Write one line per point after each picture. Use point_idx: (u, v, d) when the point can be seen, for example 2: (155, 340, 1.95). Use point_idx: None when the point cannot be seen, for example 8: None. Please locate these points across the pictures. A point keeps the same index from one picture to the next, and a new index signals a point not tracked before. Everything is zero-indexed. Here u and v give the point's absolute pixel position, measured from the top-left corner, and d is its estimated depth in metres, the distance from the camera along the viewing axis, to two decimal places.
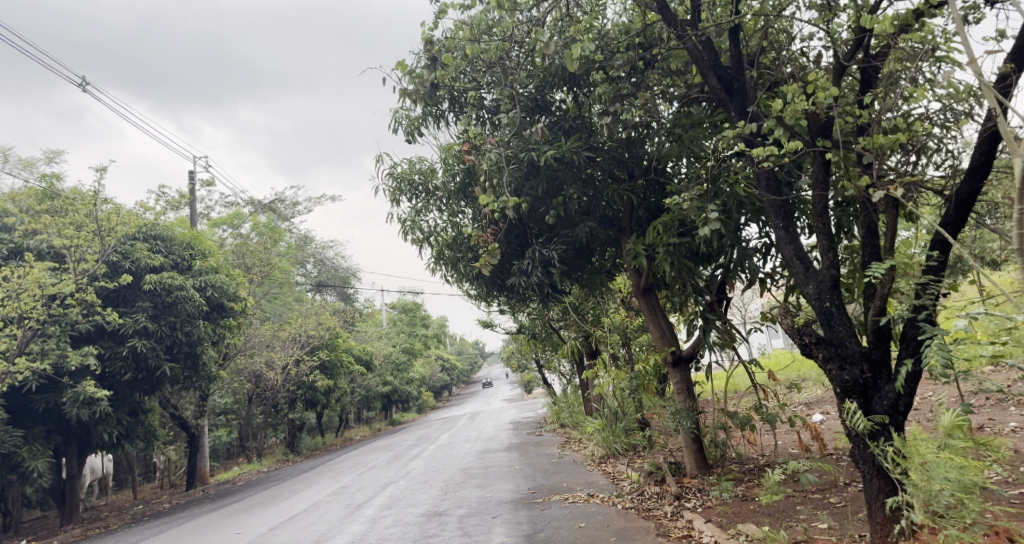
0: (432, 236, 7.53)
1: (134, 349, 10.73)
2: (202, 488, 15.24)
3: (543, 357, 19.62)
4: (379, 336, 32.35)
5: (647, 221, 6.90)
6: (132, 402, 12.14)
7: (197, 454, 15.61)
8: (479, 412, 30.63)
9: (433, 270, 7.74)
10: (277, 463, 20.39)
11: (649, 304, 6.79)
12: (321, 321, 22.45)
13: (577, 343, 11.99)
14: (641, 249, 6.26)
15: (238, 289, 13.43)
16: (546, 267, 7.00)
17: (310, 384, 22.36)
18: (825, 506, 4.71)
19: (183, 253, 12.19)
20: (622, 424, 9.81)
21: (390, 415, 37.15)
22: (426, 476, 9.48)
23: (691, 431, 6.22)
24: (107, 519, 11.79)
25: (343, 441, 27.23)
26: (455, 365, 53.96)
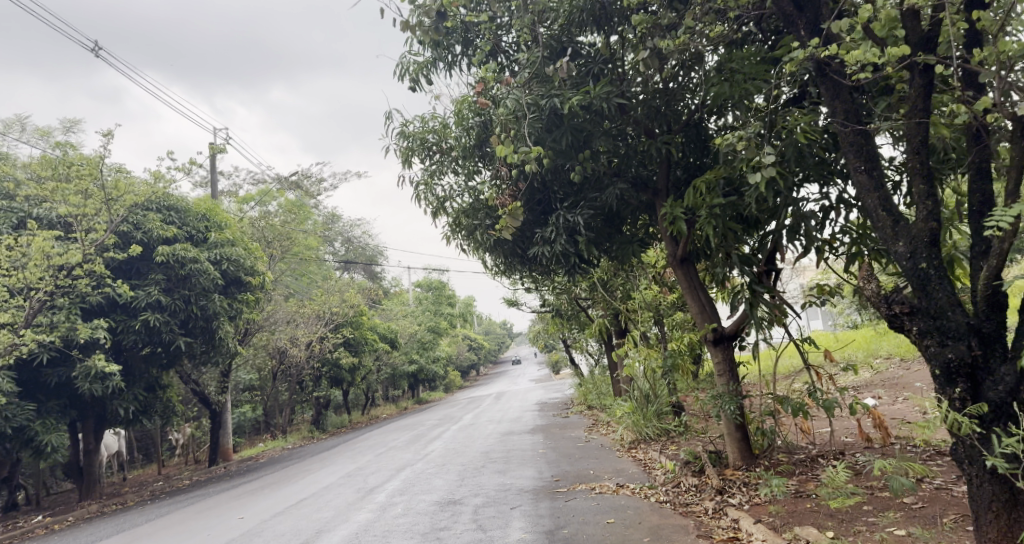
0: (447, 203, 6.94)
1: (147, 323, 10.43)
2: (224, 465, 15.10)
3: (569, 337, 19.04)
4: (405, 315, 32.12)
5: (685, 182, 6.20)
6: (149, 378, 11.90)
7: (219, 430, 15.47)
8: (506, 392, 30.29)
9: (449, 239, 7.17)
10: (301, 441, 20.27)
11: (687, 275, 6.08)
12: (344, 298, 22.18)
13: (606, 321, 11.37)
14: (680, 213, 5.56)
15: (256, 264, 13.10)
16: (571, 236, 6.37)
17: (334, 362, 22.16)
18: (898, 506, 4.05)
19: (198, 225, 11.84)
20: (654, 407, 9.17)
21: (417, 393, 37.08)
22: (445, 459, 9.01)
23: (735, 418, 5.57)
24: (126, 495, 11.64)
25: (369, 419, 27.13)
26: (482, 345, 53.80)
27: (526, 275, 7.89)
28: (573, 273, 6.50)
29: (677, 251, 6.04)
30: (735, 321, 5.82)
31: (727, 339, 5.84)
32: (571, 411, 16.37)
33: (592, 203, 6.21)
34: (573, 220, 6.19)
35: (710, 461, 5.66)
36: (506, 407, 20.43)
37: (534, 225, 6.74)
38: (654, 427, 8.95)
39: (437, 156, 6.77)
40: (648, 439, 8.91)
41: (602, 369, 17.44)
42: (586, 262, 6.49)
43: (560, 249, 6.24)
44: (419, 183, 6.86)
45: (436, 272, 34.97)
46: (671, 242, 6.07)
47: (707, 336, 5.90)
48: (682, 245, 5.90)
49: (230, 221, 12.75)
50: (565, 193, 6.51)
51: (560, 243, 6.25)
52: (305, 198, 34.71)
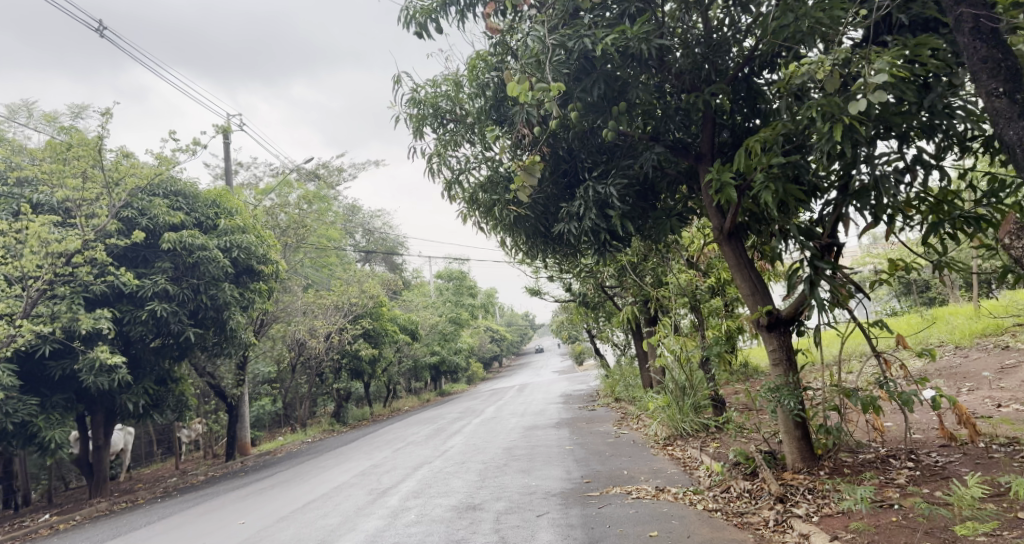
0: (463, 178, 6.29)
1: (154, 313, 9.98)
2: (241, 460, 14.72)
3: (595, 327, 18.34)
4: (426, 306, 31.69)
5: (731, 146, 5.47)
6: (160, 371, 11.49)
7: (237, 423, 15.10)
8: (530, 384, 29.71)
9: (465, 218, 6.53)
10: (322, 434, 19.90)
11: (734, 252, 5.34)
12: (364, 289, 21.73)
13: (635, 308, 10.68)
14: (728, 178, 4.79)
15: (269, 251, 12.64)
16: (602, 210, 5.70)
17: (355, 354, 21.75)
18: (1011, 527, 3.43)
19: (207, 211, 11.37)
20: (691, 400, 8.46)
21: (439, 386, 36.69)
22: (466, 456, 8.42)
23: (794, 415, 4.88)
24: (139, 492, 11.27)
25: (390, 412, 26.74)
26: (505, 337, 53.32)
27: (551, 258, 7.22)
28: (604, 254, 5.84)
29: (723, 224, 5.30)
30: (792, 304, 5.09)
31: (782, 324, 5.11)
32: (598, 404, 15.69)
33: (625, 173, 5.53)
34: (604, 194, 5.52)
35: (765, 463, 5.01)
36: (530, 399, 19.82)
37: (560, 200, 6.08)
38: (692, 422, 8.25)
39: (450, 124, 6.13)
40: (685, 435, 8.21)
41: (629, 360, 16.71)
42: (619, 242, 5.83)
43: (590, 227, 5.58)
44: (430, 156, 6.22)
45: (457, 263, 34.45)
46: (715, 214, 5.34)
47: (758, 322, 5.18)
48: (730, 217, 5.17)
49: (242, 207, 12.27)
50: (594, 162, 5.84)
51: (590, 219, 5.59)
52: (325, 189, 34.39)
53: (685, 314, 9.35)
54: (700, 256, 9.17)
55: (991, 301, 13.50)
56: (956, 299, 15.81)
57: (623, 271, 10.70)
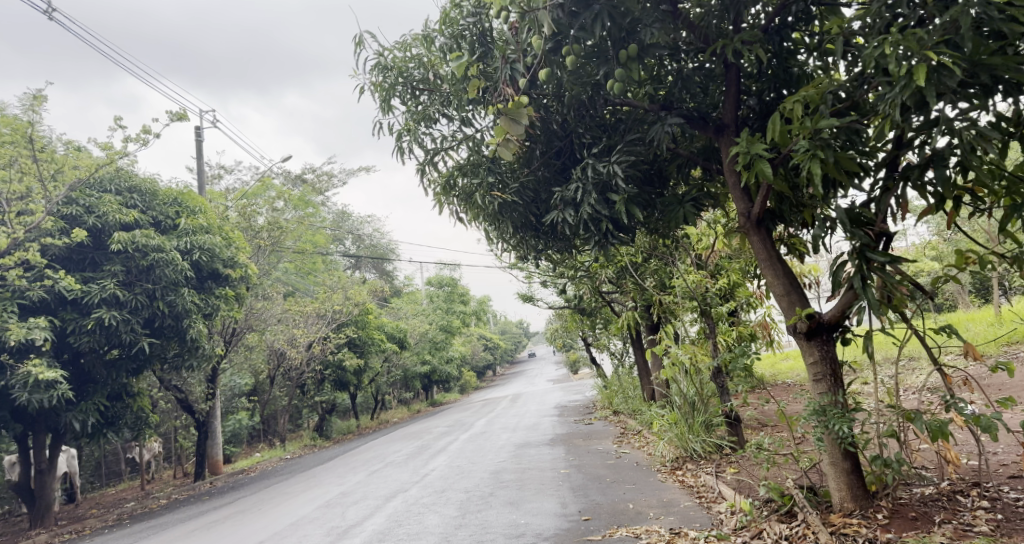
0: (438, 160, 5.33)
1: (101, 321, 8.96)
2: (210, 480, 13.66)
3: (590, 335, 17.44)
4: (416, 313, 30.75)
5: (759, 116, 4.55)
6: (114, 386, 10.45)
7: (206, 441, 14.04)
8: (523, 393, 28.84)
9: (440, 207, 5.58)
10: (302, 449, 18.84)
11: (763, 243, 4.38)
12: (348, 296, 20.79)
13: (635, 313, 9.77)
14: (762, 148, 3.84)
15: (237, 254, 11.70)
16: (603, 193, 4.81)
17: (339, 364, 20.76)
18: None
19: (166, 209, 10.37)
20: (703, 417, 7.49)
21: (431, 396, 35.65)
22: (447, 482, 7.43)
23: (843, 445, 3.94)
24: (89, 520, 10.21)
25: (378, 424, 25.68)
26: (498, 345, 52.40)
27: (544, 257, 6.31)
28: (607, 251, 4.91)
29: (750, 209, 4.35)
30: (836, 306, 4.13)
31: (823, 331, 4.17)
32: (595, 417, 14.73)
33: (630, 150, 4.65)
34: (606, 175, 4.63)
35: (806, 503, 4.08)
36: (522, 410, 18.86)
37: (552, 186, 5.18)
38: (703, 441, 7.32)
39: (423, 95, 5.22)
40: (696, 457, 7.26)
41: (628, 370, 15.79)
42: (624, 236, 4.92)
43: (591, 215, 4.67)
44: (399, 135, 5.27)
45: (448, 269, 33.57)
46: (738, 198, 4.39)
47: (795, 329, 4.22)
48: (758, 200, 4.22)
49: (207, 205, 11.29)
50: (593, 138, 4.94)
51: (590, 206, 4.69)
52: (311, 193, 33.45)
53: (694, 318, 8.46)
54: (707, 254, 8.30)
55: (1009, 306, 12.73)
56: (971, 303, 14.96)
57: (623, 273, 9.79)
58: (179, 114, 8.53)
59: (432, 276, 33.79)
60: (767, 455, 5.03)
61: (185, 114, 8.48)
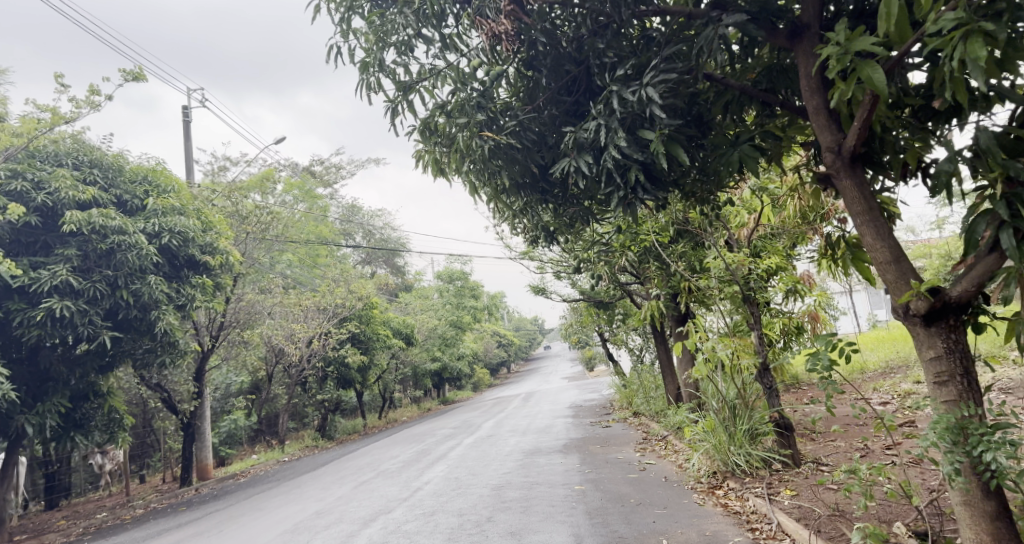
0: (413, 93, 4.07)
1: (52, 313, 7.89)
2: (195, 488, 12.65)
3: (606, 329, 16.27)
4: (425, 308, 29.71)
5: (850, 18, 3.32)
6: (78, 385, 9.41)
7: (192, 444, 13.04)
8: (536, 391, 27.71)
9: (418, 159, 4.40)
10: (302, 451, 17.79)
11: (861, 191, 3.14)
12: (351, 290, 19.82)
13: (660, 301, 8.61)
14: (875, 43, 2.62)
15: (217, 239, 10.67)
16: (633, 131, 3.65)
17: (342, 361, 19.74)
18: None
19: (133, 188, 9.32)
20: (748, 426, 6.21)
21: (442, 393, 34.68)
22: (438, 501, 6.26)
23: (990, 483, 2.71)
24: (49, 535, 9.18)
25: (386, 423, 24.70)
26: (512, 342, 51.42)
27: (552, 230, 5.10)
28: (634, 211, 3.73)
29: (841, 144, 3.12)
30: (971, 276, 2.87)
31: (950, 313, 2.91)
32: (613, 418, 13.55)
33: (669, 68, 3.50)
34: (637, 103, 3.48)
35: None
36: (535, 410, 17.67)
37: (564, 126, 3.98)
38: (748, 451, 6.06)
39: (392, 10, 4.04)
40: (739, 473, 6.00)
41: (648, 366, 14.59)
42: (657, 191, 3.75)
43: (617, 156, 3.51)
44: (363, 61, 4.07)
45: (458, 262, 32.55)
46: (824, 130, 3.17)
47: (907, 310, 2.98)
48: (855, 127, 2.99)
49: (183, 185, 10.24)
50: (617, 58, 3.79)
51: (616, 145, 3.53)
52: (316, 185, 32.55)
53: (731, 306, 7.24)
54: (745, 233, 7.10)
55: None
56: None
57: (644, 258, 8.59)
58: (134, 73, 7.42)
59: (442, 270, 32.77)
60: (856, 484, 3.81)
61: (141, 73, 7.38)
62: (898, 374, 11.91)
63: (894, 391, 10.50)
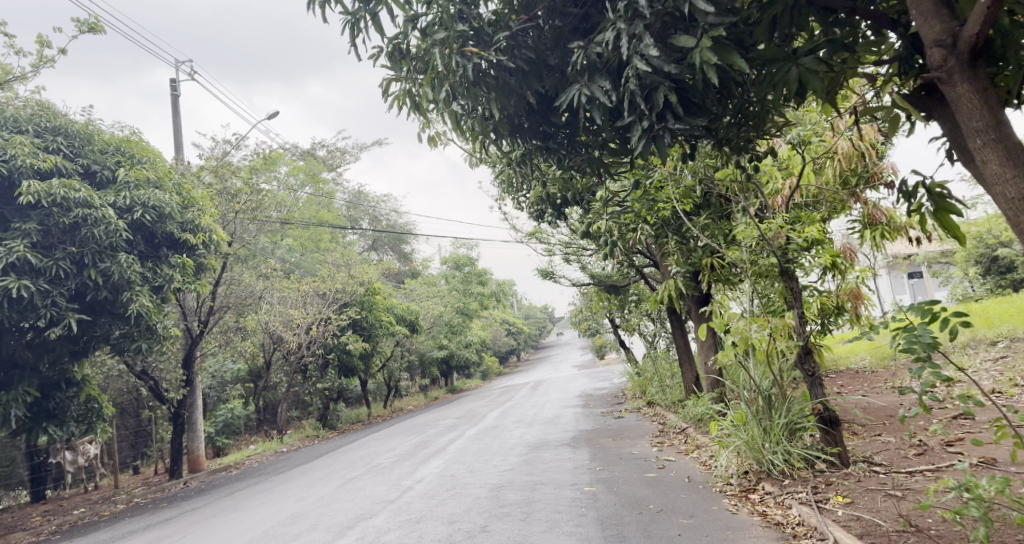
0: (379, 4, 3.25)
1: (8, 295, 7.11)
2: (184, 481, 12.02)
3: (617, 314, 15.46)
4: (430, 294, 28.97)
5: None
6: (47, 374, 8.71)
7: (180, 434, 12.40)
8: (543, 380, 27.00)
9: (388, 93, 3.58)
10: (302, 441, 17.13)
11: (980, 99, 2.41)
12: (352, 274, 19.12)
13: (678, 279, 7.81)
14: None
15: (199, 216, 9.95)
16: (664, 39, 2.87)
17: (343, 348, 19.06)
18: None
19: (103, 157, 8.58)
20: (786, 420, 5.37)
21: (450, 382, 34.06)
22: (428, 506, 5.50)
23: None
24: (18, 535, 8.52)
25: (391, 411, 24.10)
26: (522, 330, 50.77)
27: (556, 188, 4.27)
28: (661, 146, 2.92)
29: (956, 34, 2.41)
30: None
31: None
32: (626, 407, 12.78)
33: None
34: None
35: None
36: (543, 400, 16.90)
37: (569, 44, 3.18)
38: (787, 448, 5.24)
39: None
40: (776, 474, 5.17)
41: (662, 352, 13.79)
42: (693, 121, 2.94)
43: (646, 69, 2.70)
44: None
45: (464, 248, 31.79)
46: (929, 21, 2.48)
47: None
48: (981, 8, 2.30)
49: (161, 157, 9.50)
50: None
51: (645, 55, 2.73)
52: (320, 170, 31.81)
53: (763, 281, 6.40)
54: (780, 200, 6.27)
55: None
56: None
57: (663, 232, 7.76)
58: (91, 25, 6.69)
59: (448, 256, 32.03)
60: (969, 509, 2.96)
61: (97, 24, 6.65)
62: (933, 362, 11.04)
63: (933, 381, 9.64)
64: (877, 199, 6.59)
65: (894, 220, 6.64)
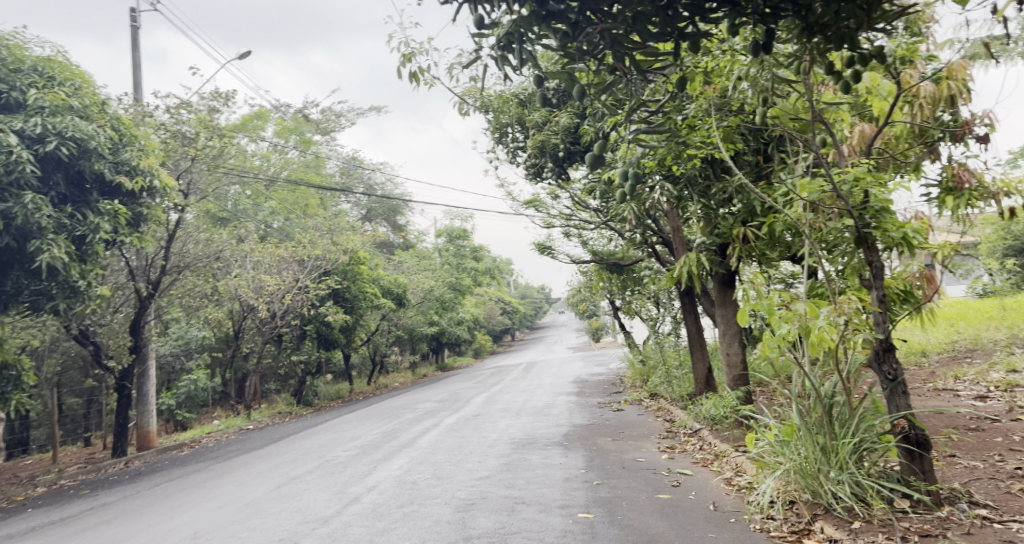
0: None
1: None
2: (127, 461, 10.71)
3: (619, 296, 14.08)
4: (421, 267, 27.56)
5: None
6: None
7: (125, 409, 11.05)
8: (536, 362, 25.69)
9: None
10: (271, 417, 15.80)
11: None
12: (335, 241, 17.68)
13: (703, 254, 6.50)
14: None
15: (139, 157, 8.47)
16: None
17: (322, 320, 17.70)
18: None
19: (13, 76, 7.09)
20: (858, 441, 3.98)
21: (441, 359, 32.88)
22: (368, 535, 4.14)
23: None
24: None
25: (375, 388, 22.85)
26: (518, 309, 49.46)
27: (569, 88, 2.85)
28: None
29: None
30: None
31: None
32: (626, 399, 11.43)
33: None
34: None
35: None
36: (533, 385, 15.58)
37: None
38: (856, 477, 3.88)
39: None
40: (840, 513, 3.81)
41: (668, 339, 12.43)
42: None
43: None
44: None
45: (459, 220, 30.36)
46: None
47: None
48: None
49: (91, 83, 7.99)
50: None
51: None
52: (312, 131, 30.16)
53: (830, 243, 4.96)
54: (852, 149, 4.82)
55: None
56: None
57: (685, 196, 6.41)
58: None
59: (442, 228, 30.55)
60: None
61: None
62: (980, 363, 9.67)
63: (988, 385, 8.25)
64: (965, 157, 5.17)
65: (984, 185, 5.23)
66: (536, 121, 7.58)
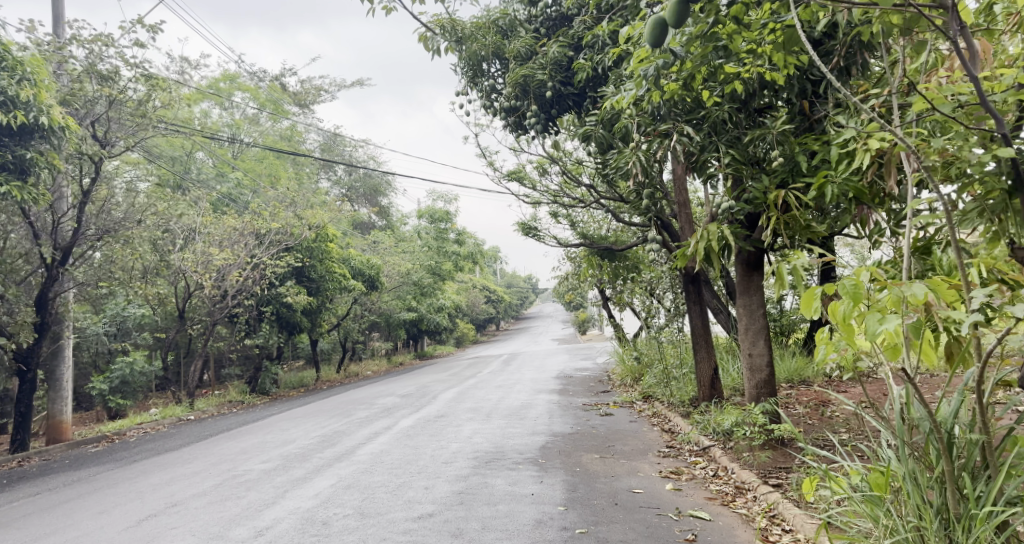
0: None
1: None
2: (26, 456, 9.06)
3: (610, 284, 12.57)
4: (398, 249, 25.81)
5: None
6: None
7: (25, 397, 9.45)
8: (519, 354, 24.13)
9: None
10: (218, 407, 14.14)
11: None
12: (299, 215, 16.01)
13: (726, 224, 4.93)
14: None
15: (21, 87, 6.91)
16: None
17: (282, 301, 16.03)
18: None
19: None
20: (1001, 507, 2.45)
21: (419, 347, 31.28)
22: None
23: None
24: None
25: (345, 376, 21.21)
26: (503, 299, 47.85)
27: None
28: None
29: None
30: None
31: None
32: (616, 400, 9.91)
33: None
34: None
35: None
36: (512, 380, 14.04)
37: None
38: None
39: None
40: None
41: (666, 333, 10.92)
42: None
43: None
44: None
45: (442, 202, 28.64)
46: None
47: None
48: None
49: None
50: None
51: None
52: (289, 102, 28.31)
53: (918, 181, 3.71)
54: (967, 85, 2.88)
55: None
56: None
57: (709, 146, 4.90)
58: None
59: (423, 209, 28.70)
60: None
61: None
62: None
63: None
64: None
65: None
66: (519, 52, 5.99)
